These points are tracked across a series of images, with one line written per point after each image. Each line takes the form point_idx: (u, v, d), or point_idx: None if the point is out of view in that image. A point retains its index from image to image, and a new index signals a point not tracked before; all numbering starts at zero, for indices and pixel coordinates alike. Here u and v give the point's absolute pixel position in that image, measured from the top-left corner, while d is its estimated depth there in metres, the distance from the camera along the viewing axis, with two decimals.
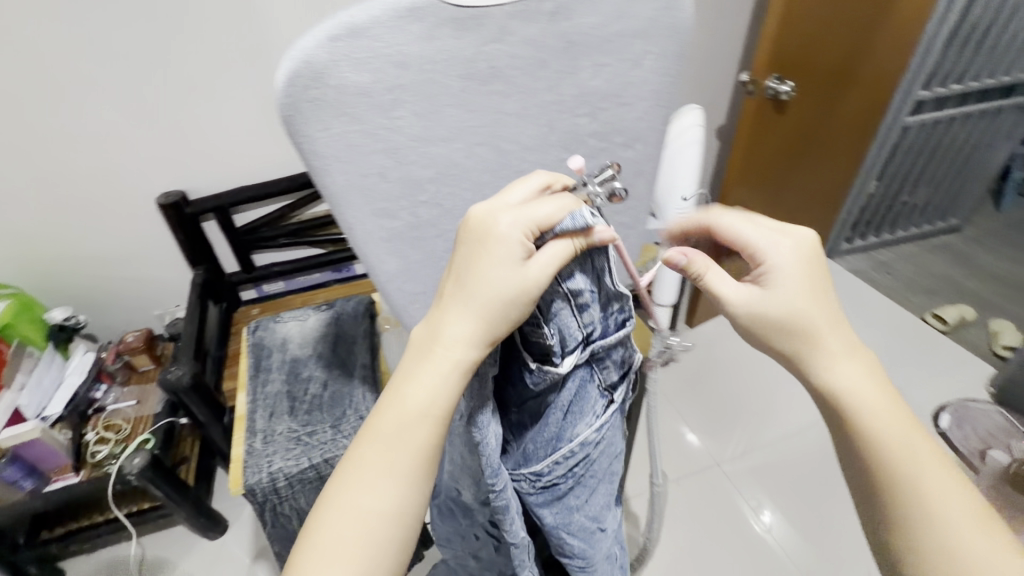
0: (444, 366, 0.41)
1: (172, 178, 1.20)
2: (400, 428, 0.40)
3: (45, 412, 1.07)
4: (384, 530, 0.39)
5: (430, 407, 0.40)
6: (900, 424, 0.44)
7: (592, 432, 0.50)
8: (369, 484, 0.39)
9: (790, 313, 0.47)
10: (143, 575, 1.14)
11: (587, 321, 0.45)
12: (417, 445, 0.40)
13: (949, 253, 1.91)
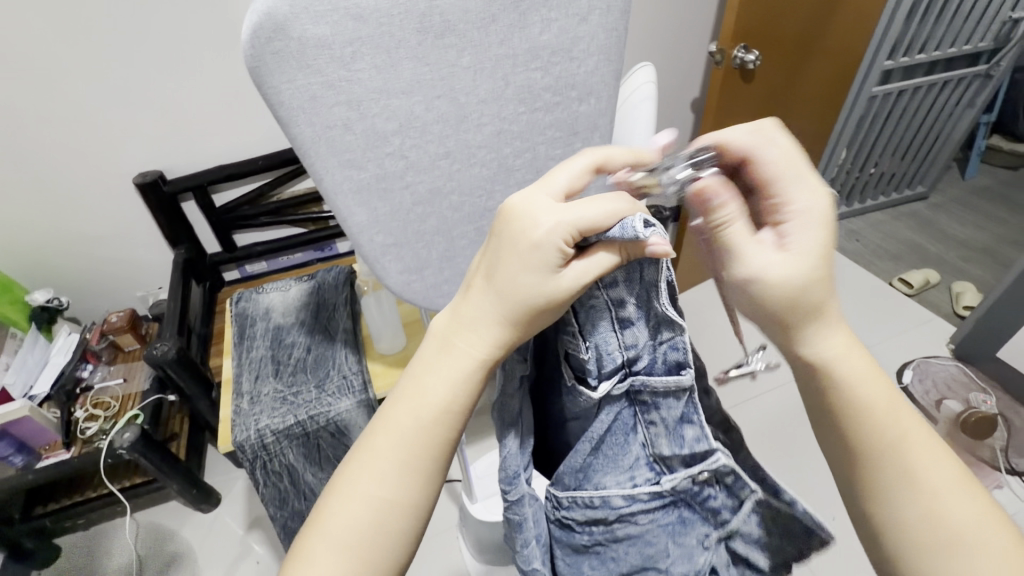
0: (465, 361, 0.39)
1: (147, 158, 1.20)
2: (417, 422, 0.38)
3: (33, 391, 1.10)
4: (393, 522, 0.37)
5: (451, 400, 0.39)
6: (892, 402, 0.35)
7: (625, 499, 0.42)
8: (380, 475, 0.38)
9: (800, 284, 0.34)
10: (139, 547, 1.17)
11: (629, 345, 0.39)
12: (433, 440, 0.38)
13: (915, 220, 1.97)
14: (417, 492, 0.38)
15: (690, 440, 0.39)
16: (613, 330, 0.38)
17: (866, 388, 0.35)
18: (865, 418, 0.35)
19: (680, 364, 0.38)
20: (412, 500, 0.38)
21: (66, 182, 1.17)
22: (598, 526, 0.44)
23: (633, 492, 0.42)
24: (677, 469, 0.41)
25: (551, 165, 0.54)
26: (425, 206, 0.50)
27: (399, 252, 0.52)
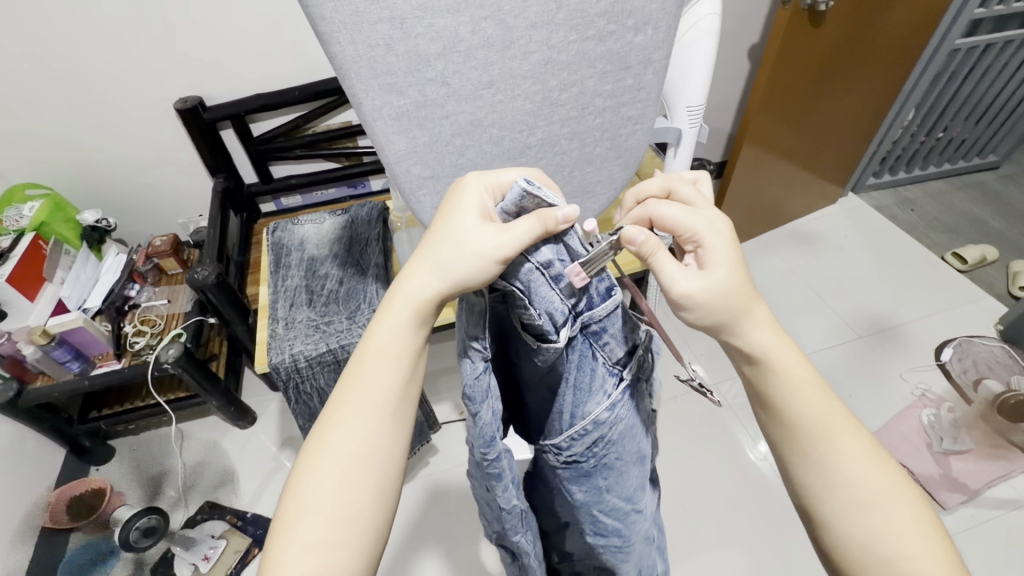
0: (406, 311, 0.43)
1: (186, 83, 1.19)
2: (366, 376, 0.42)
3: (87, 305, 1.18)
4: (366, 470, 0.40)
5: (396, 350, 0.42)
6: (820, 410, 0.43)
7: (607, 408, 0.46)
8: (345, 433, 0.40)
9: (727, 293, 0.43)
10: (184, 454, 1.27)
11: (568, 293, 0.41)
12: (386, 385, 0.42)
13: (979, 191, 1.84)
14: (385, 439, 0.41)
15: (630, 336, 0.45)
16: (552, 289, 0.40)
17: (807, 408, 0.43)
18: (801, 436, 0.42)
19: (609, 289, 0.42)
20: (373, 444, 0.40)
21: (109, 103, 1.18)
22: (597, 444, 0.48)
23: (613, 397, 0.46)
24: (628, 362, 0.46)
25: (597, 101, 0.51)
26: (464, 137, 0.49)
27: (435, 186, 0.52)
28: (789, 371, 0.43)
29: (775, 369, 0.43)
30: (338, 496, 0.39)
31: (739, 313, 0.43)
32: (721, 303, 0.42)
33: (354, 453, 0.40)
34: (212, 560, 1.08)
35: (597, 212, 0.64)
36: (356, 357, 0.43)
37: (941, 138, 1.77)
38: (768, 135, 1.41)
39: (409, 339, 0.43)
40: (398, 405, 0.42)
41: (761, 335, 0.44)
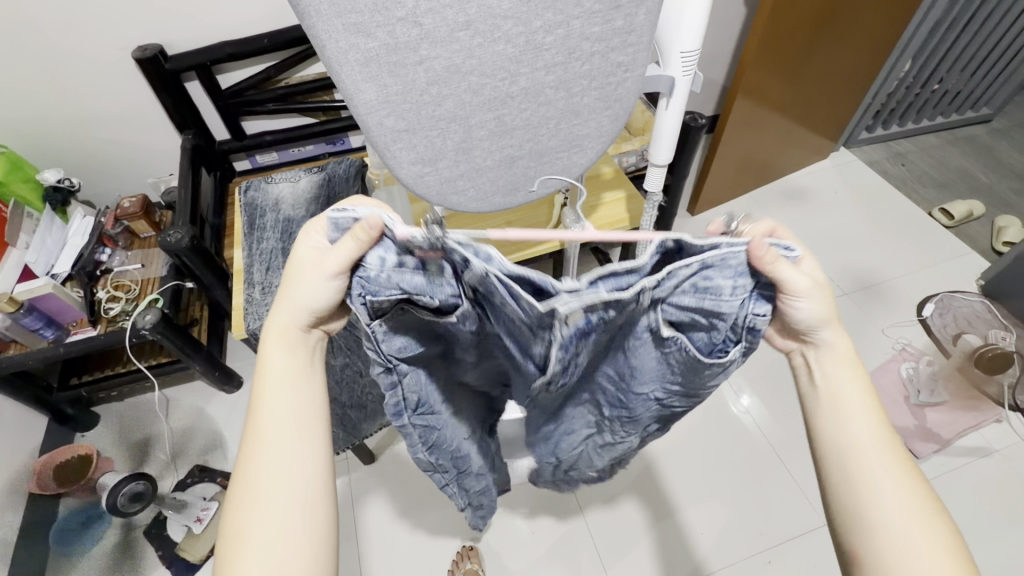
0: (288, 340, 0.48)
1: (144, 30, 1.10)
2: (271, 408, 0.46)
3: (55, 270, 1.13)
4: (306, 493, 0.44)
5: (290, 375, 0.48)
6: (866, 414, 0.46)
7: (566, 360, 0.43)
8: (271, 468, 0.44)
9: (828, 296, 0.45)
10: (170, 419, 1.26)
11: (435, 283, 0.40)
12: (296, 408, 0.46)
13: (969, 145, 1.82)
14: (307, 449, 0.45)
15: (531, 305, 0.37)
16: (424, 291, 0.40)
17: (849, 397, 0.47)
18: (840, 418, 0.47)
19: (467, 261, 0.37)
20: (282, 463, 0.44)
21: (58, 52, 1.08)
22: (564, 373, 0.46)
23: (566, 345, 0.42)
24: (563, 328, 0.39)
25: (585, 46, 0.48)
26: (441, 86, 0.45)
27: (411, 139, 0.48)
28: (855, 405, 0.47)
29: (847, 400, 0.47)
30: (272, 513, 0.42)
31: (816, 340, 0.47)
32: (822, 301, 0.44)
33: (283, 467, 0.44)
34: (206, 521, 1.10)
35: (585, 168, 0.61)
36: (252, 406, 0.46)
37: (936, 90, 1.72)
38: (762, 87, 1.37)
39: (293, 357, 0.48)
40: (307, 417, 0.47)
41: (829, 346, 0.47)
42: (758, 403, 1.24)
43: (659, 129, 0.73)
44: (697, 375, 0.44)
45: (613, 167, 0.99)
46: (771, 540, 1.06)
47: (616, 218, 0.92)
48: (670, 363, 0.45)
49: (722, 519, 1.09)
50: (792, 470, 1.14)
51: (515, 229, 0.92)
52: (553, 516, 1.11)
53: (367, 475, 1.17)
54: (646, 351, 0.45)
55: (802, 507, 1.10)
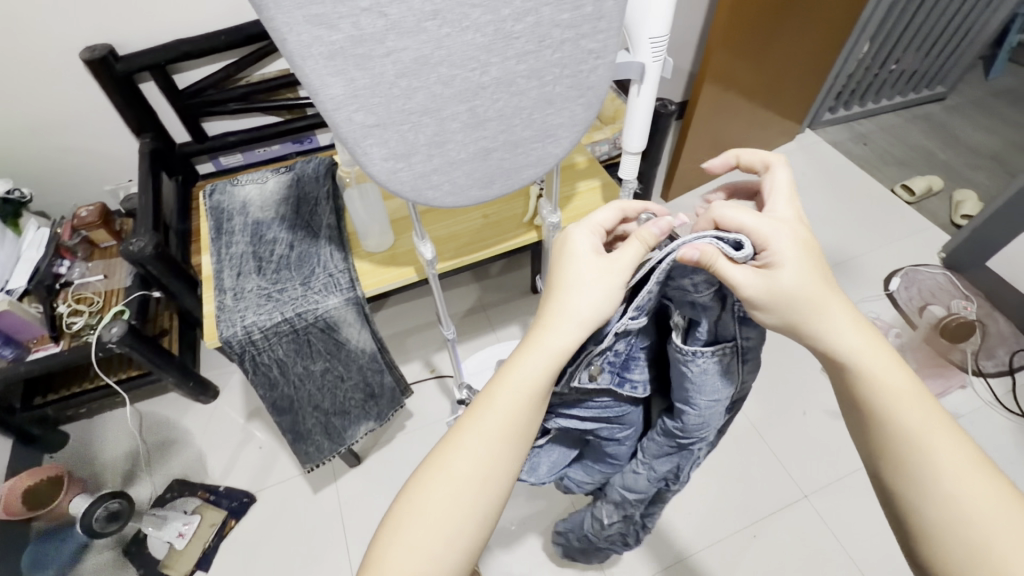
0: (546, 358, 0.46)
1: (92, 29, 1.05)
2: (496, 410, 0.44)
3: (10, 285, 1.07)
4: (469, 509, 0.42)
5: (527, 396, 0.45)
6: (914, 409, 0.41)
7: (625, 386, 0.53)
8: (452, 475, 0.43)
9: (797, 291, 0.43)
10: (144, 434, 1.22)
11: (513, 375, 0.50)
12: (510, 426, 0.44)
13: (927, 123, 1.88)
14: (495, 472, 0.43)
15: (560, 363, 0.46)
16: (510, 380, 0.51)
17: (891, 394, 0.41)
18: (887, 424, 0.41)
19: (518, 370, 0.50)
20: (482, 476, 0.43)
21: None
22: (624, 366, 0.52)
23: (623, 375, 0.53)
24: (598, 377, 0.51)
25: (555, 33, 0.47)
26: (411, 78, 0.44)
27: (383, 134, 0.47)
28: (897, 396, 0.41)
29: (878, 389, 0.42)
30: (445, 526, 0.41)
31: (812, 326, 0.43)
32: (788, 304, 0.43)
33: (468, 484, 0.43)
34: (188, 535, 1.07)
35: (560, 158, 0.60)
36: (488, 392, 0.46)
37: (893, 70, 1.78)
38: (729, 72, 1.38)
39: (542, 379, 0.45)
40: (515, 445, 0.45)
41: (840, 337, 0.43)
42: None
43: (631, 116, 0.73)
44: (689, 376, 0.48)
45: (586, 157, 0.99)
46: (755, 515, 1.09)
47: (592, 207, 0.92)
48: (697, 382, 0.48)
49: (708, 498, 1.12)
50: (772, 446, 1.18)
51: (491, 223, 0.91)
52: (542, 508, 1.11)
53: (356, 478, 1.16)
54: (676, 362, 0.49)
55: (783, 481, 1.13)
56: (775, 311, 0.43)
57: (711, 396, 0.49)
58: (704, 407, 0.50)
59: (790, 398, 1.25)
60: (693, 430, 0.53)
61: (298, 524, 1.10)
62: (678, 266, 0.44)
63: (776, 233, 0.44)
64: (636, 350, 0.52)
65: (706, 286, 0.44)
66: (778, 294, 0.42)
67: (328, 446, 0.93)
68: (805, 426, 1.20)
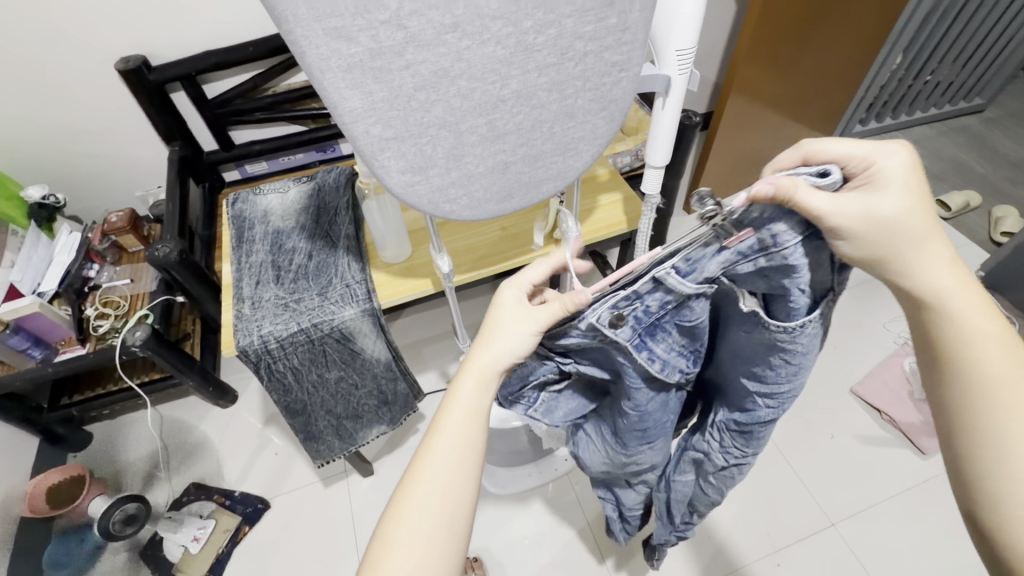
0: (480, 374, 0.47)
1: (126, 41, 1.08)
2: (451, 435, 0.45)
3: (42, 288, 1.10)
4: (445, 531, 0.42)
5: (473, 416, 0.46)
6: (1000, 360, 0.38)
7: (635, 362, 0.46)
8: (424, 502, 0.43)
9: (896, 219, 0.37)
10: (164, 436, 1.24)
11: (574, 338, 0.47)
12: (465, 443, 0.45)
13: (963, 136, 1.81)
14: (459, 489, 0.44)
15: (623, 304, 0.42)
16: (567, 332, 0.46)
17: (979, 343, 0.39)
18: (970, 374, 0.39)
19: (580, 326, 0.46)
20: (448, 500, 0.43)
21: (40, 65, 1.07)
22: (675, 333, 0.46)
23: (644, 340, 0.45)
24: (619, 332, 0.43)
25: (577, 45, 0.46)
26: (429, 91, 0.43)
27: (400, 147, 0.46)
28: (989, 347, 0.38)
29: (963, 337, 0.39)
30: (422, 546, 0.41)
31: (906, 258, 0.39)
32: (881, 235, 0.37)
33: (440, 505, 0.43)
34: (202, 541, 1.08)
35: (581, 172, 0.59)
36: (433, 426, 0.46)
37: (929, 82, 1.71)
38: (756, 83, 1.36)
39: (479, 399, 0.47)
40: (470, 456, 0.45)
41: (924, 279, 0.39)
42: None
43: (656, 129, 0.71)
44: (792, 354, 0.43)
45: (607, 169, 0.97)
46: (778, 541, 1.05)
47: (615, 220, 0.90)
48: (775, 355, 0.44)
49: (732, 514, 1.08)
50: (795, 466, 1.13)
51: (509, 235, 0.90)
52: (556, 525, 1.09)
53: (368, 488, 1.15)
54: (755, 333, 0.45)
55: (809, 506, 1.08)
56: (863, 243, 0.37)
57: (791, 374, 0.46)
58: (790, 388, 0.47)
59: (817, 420, 1.20)
60: (759, 413, 0.51)
61: (310, 531, 1.10)
62: (758, 211, 0.37)
63: (885, 161, 0.38)
64: (671, 318, 0.44)
65: (790, 237, 0.37)
66: (863, 215, 0.37)
67: (339, 446, 0.93)
68: (831, 449, 1.15)
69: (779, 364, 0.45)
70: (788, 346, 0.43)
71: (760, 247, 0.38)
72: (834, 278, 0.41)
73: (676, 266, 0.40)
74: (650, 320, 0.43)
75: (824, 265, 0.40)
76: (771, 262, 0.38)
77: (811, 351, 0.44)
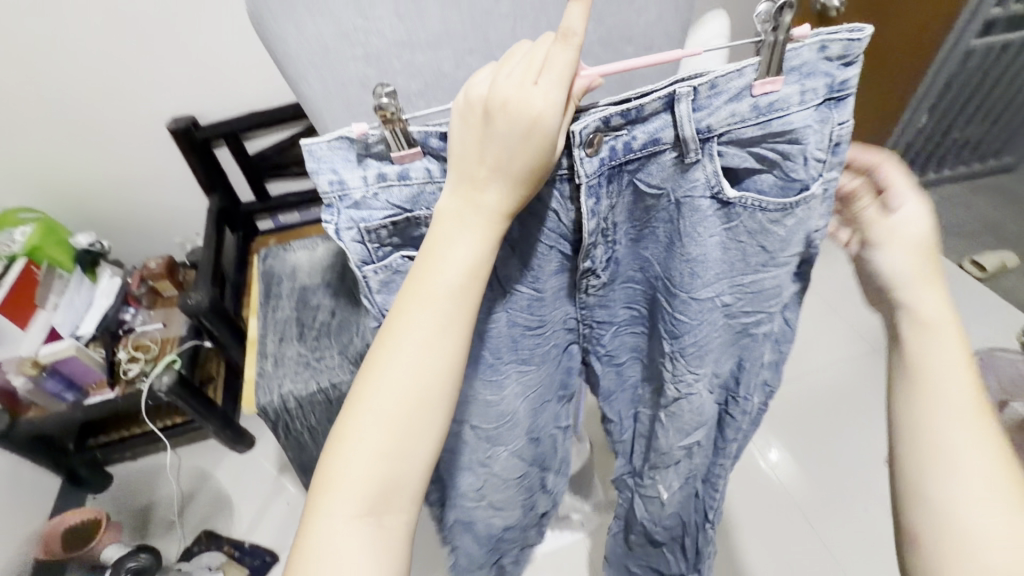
0: (490, 230, 0.39)
1: (180, 102, 1.18)
2: (439, 294, 0.39)
3: (79, 331, 1.15)
4: (416, 410, 0.39)
5: (463, 285, 0.39)
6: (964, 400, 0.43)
7: (593, 222, 0.45)
8: (396, 380, 0.38)
9: (908, 248, 0.46)
10: (181, 481, 1.24)
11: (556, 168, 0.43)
12: (454, 306, 0.39)
13: (999, 195, 1.77)
14: (434, 360, 0.39)
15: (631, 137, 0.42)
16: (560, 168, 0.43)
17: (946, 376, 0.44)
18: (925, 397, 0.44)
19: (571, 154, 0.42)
20: (421, 384, 0.39)
21: (103, 124, 1.17)
22: (648, 204, 0.47)
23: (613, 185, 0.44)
24: (585, 161, 0.42)
25: None
26: None
27: None
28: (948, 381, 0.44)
29: (927, 369, 0.45)
30: (386, 417, 0.38)
31: (903, 289, 0.46)
32: (897, 252, 0.47)
33: (409, 384, 0.38)
34: None
35: None
36: (419, 283, 0.39)
37: (958, 141, 1.70)
38: None
39: (478, 251, 0.39)
40: (452, 334, 0.39)
41: (915, 310, 0.46)
42: (787, 457, 1.17)
43: None
44: (772, 241, 0.47)
45: None
46: None
47: None
48: (739, 238, 0.47)
49: None
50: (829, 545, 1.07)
51: None
52: None
53: None
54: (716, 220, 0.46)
55: None
56: (885, 251, 0.47)
57: (759, 250, 0.47)
58: (749, 286, 0.50)
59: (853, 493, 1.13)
60: (693, 321, 0.52)
61: None
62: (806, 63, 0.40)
63: (907, 201, 0.47)
64: (654, 168, 0.44)
65: (812, 94, 0.41)
66: (896, 238, 0.47)
67: None
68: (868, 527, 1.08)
69: (753, 256, 0.48)
70: (767, 232, 0.46)
71: (769, 104, 0.41)
72: (832, 162, 0.43)
73: (696, 91, 0.40)
74: (621, 160, 0.43)
75: (827, 134, 0.42)
76: (780, 124, 0.41)
77: (783, 234, 0.46)
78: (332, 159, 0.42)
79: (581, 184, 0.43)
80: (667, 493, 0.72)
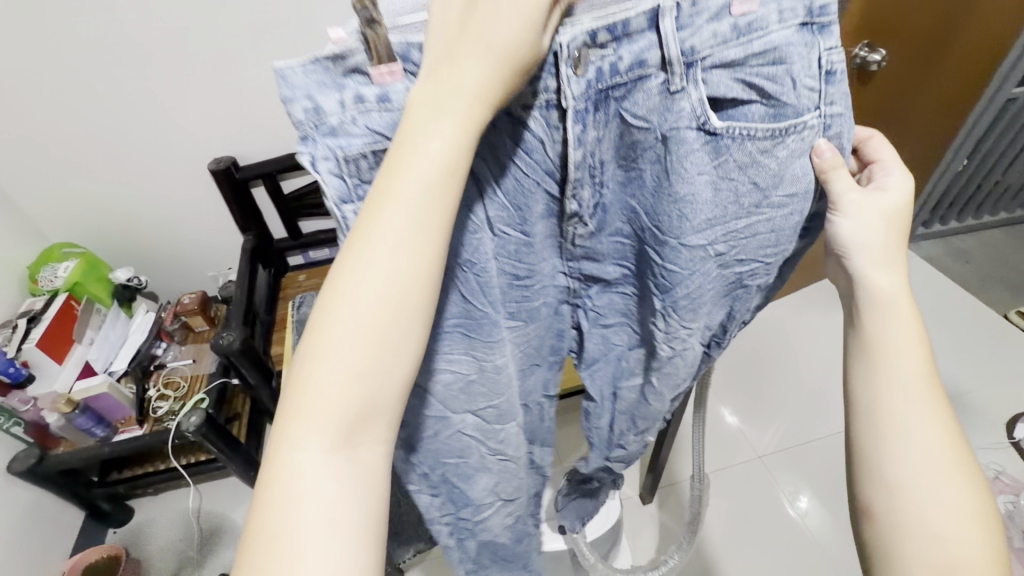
0: (466, 117, 0.28)
1: (222, 145, 1.21)
2: (385, 228, 0.29)
3: (112, 367, 1.18)
4: (363, 381, 0.29)
5: (427, 206, 0.29)
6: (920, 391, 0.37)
7: (580, 153, 0.34)
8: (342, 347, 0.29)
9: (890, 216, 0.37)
10: (202, 520, 1.23)
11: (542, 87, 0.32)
12: (418, 235, 0.29)
13: None
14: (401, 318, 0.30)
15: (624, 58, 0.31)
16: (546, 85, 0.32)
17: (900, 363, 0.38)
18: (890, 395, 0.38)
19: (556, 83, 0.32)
20: (374, 346, 0.29)
21: (148, 166, 1.21)
22: (633, 135, 0.34)
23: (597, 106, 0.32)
24: (574, 83, 0.31)
25: None
26: None
27: None
28: (904, 373, 0.38)
29: (892, 361, 0.38)
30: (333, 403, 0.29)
31: (877, 258, 0.37)
32: (886, 226, 0.37)
33: (354, 349, 0.29)
34: None
35: None
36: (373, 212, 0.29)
37: (997, 185, 1.65)
38: None
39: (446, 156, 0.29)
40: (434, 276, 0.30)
41: (876, 284, 0.37)
42: (820, 505, 1.14)
43: None
44: (769, 180, 0.35)
45: None
46: None
47: None
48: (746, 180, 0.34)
49: None
50: None
51: None
52: None
53: None
54: (731, 155, 0.33)
55: None
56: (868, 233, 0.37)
57: (775, 199, 0.35)
58: (744, 234, 0.37)
59: None
60: (685, 271, 0.38)
61: None
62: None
63: (891, 173, 0.38)
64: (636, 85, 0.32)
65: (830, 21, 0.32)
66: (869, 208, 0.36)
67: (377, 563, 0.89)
68: None
69: (745, 195, 0.35)
70: (758, 166, 0.34)
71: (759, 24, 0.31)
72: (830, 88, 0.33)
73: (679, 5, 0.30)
74: (608, 85, 0.32)
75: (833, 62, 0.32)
76: (766, 44, 0.31)
77: (787, 168, 0.34)
78: (307, 83, 0.30)
79: (567, 108, 0.32)
80: (654, 452, 0.58)
